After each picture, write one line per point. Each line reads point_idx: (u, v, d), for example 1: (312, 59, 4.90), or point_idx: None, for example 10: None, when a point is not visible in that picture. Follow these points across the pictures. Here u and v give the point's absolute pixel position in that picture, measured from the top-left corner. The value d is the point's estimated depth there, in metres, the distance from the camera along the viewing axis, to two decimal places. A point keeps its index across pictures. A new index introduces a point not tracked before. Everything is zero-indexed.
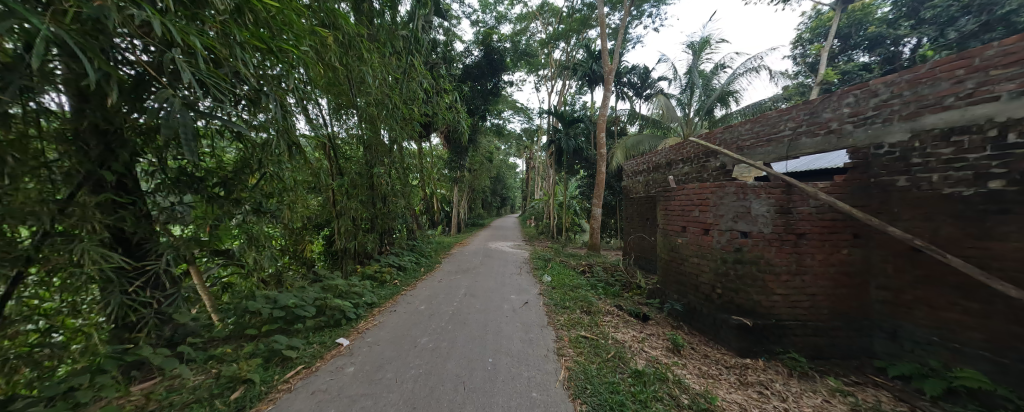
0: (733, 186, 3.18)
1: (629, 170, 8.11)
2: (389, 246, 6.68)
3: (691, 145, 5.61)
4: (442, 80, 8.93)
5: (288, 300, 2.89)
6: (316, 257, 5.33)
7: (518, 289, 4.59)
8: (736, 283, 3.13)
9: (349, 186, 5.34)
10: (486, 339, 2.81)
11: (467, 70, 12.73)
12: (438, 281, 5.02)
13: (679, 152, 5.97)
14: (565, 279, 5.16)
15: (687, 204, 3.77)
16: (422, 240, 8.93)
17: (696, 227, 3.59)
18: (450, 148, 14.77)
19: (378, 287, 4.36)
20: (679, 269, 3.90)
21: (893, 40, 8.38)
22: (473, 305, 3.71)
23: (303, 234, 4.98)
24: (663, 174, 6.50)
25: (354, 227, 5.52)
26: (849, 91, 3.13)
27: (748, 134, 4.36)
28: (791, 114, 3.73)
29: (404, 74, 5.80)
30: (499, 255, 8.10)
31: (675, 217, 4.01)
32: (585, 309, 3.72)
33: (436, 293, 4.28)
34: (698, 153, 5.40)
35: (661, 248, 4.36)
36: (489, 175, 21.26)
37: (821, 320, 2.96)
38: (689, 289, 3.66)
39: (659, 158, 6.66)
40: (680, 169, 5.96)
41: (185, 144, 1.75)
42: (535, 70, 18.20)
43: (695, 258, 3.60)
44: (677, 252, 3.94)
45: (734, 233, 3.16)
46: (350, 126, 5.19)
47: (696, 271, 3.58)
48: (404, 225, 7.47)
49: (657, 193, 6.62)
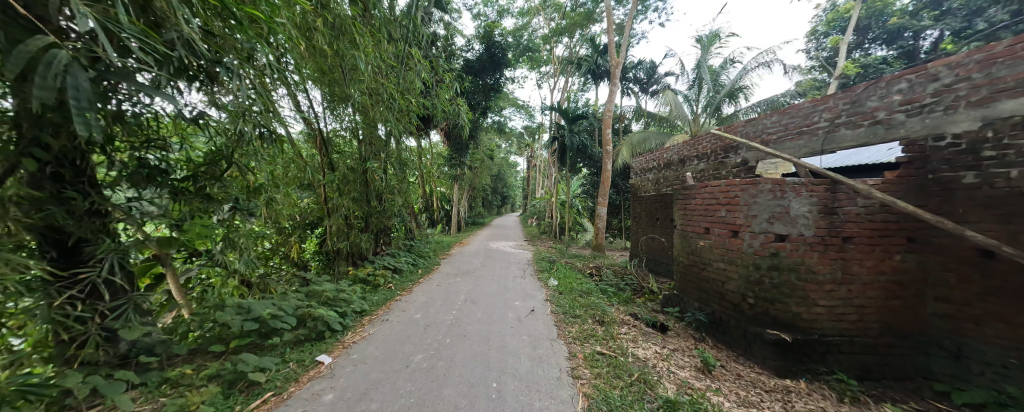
0: (768, 182, 2.81)
1: (637, 168, 7.76)
2: (385, 247, 6.34)
3: (708, 140, 5.26)
4: (442, 74, 8.58)
5: (264, 310, 2.53)
6: (307, 257, 4.99)
7: (523, 294, 4.24)
8: (772, 293, 2.77)
9: (341, 183, 4.99)
10: (489, 357, 2.45)
11: (469, 65, 12.39)
12: (437, 285, 4.68)
13: (694, 148, 5.62)
14: (573, 283, 4.81)
15: (711, 203, 3.40)
16: (421, 239, 8.58)
17: (722, 229, 3.23)
18: (450, 145, 14.40)
19: (371, 293, 4.01)
20: (700, 275, 3.54)
21: (914, 33, 8.00)
22: (474, 314, 3.35)
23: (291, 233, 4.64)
24: (675, 172, 6.14)
25: (348, 226, 5.18)
26: (902, 76, 2.76)
27: (774, 127, 4.01)
28: (829, 104, 3.36)
29: (401, 63, 5.44)
30: (501, 255, 7.76)
31: (697, 217, 3.65)
32: (598, 319, 3.37)
33: (433, 299, 3.93)
34: (716, 148, 5.05)
35: (679, 251, 4.00)
36: (490, 174, 20.91)
37: (870, 335, 2.61)
38: (712, 297, 3.32)
39: (671, 155, 6.31)
40: (694, 166, 5.61)
41: (92, 120, 1.32)
42: (538, 66, 17.83)
43: (721, 264, 3.24)
44: (698, 256, 3.59)
45: (768, 236, 2.80)
46: (343, 118, 4.84)
47: (722, 277, 3.22)
48: (401, 224, 7.13)
49: (669, 191, 6.27)
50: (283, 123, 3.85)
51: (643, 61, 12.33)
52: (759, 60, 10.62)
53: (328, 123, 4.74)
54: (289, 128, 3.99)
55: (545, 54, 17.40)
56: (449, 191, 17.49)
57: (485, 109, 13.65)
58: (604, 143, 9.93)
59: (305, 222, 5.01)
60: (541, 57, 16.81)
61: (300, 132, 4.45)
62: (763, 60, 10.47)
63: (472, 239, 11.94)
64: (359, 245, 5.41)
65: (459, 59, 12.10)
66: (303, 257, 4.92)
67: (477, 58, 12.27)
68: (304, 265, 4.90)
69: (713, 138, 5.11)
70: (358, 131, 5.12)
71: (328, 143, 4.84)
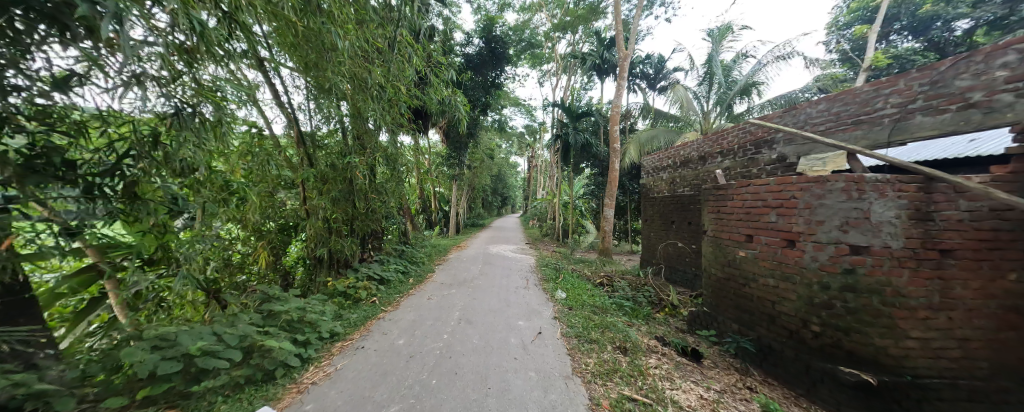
0: (840, 180, 2.22)
1: (648, 168, 7.19)
2: (373, 252, 5.78)
3: (734, 134, 4.68)
4: (439, 66, 8.02)
5: (194, 343, 1.94)
6: (284, 266, 4.44)
7: (527, 311, 3.65)
8: (846, 321, 2.17)
9: (321, 182, 4.44)
10: (487, 408, 1.86)
11: (469, 60, 11.89)
12: (428, 298, 4.11)
13: (717, 143, 5.04)
14: (583, 296, 4.25)
15: (756, 206, 2.82)
16: (415, 242, 8.01)
17: (773, 237, 2.65)
18: (449, 143, 13.90)
19: (350, 310, 3.43)
20: (740, 291, 2.95)
21: (947, 21, 7.43)
22: (469, 340, 2.76)
23: (265, 240, 4.09)
24: (693, 170, 5.58)
25: (328, 230, 4.63)
26: (1008, 45, 2.19)
27: (823, 117, 3.42)
28: (898, 86, 2.79)
29: (390, 49, 4.89)
30: (502, 261, 7.20)
31: (735, 222, 3.06)
32: (618, 345, 2.80)
33: (421, 317, 3.34)
34: (745, 143, 4.47)
35: (709, 262, 3.42)
36: (490, 174, 20.39)
37: (976, 376, 2.02)
38: (760, 320, 2.74)
39: (688, 152, 5.73)
40: (717, 163, 5.05)
41: None
42: (540, 64, 17.30)
43: (771, 281, 2.65)
44: (737, 269, 3.00)
45: (841, 247, 2.21)
46: (322, 107, 4.28)
47: (773, 297, 2.63)
48: (393, 227, 6.57)
49: (687, 192, 5.71)
50: (243, 119, 3.43)
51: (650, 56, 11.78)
52: (775, 53, 10.06)
53: (302, 115, 4.29)
54: (250, 124, 3.51)
55: (547, 50, 16.86)
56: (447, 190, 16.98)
57: (485, 107, 13.14)
58: (611, 140, 9.37)
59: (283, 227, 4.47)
60: (542, 54, 16.29)
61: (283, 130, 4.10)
62: (780, 54, 9.90)
63: (471, 242, 11.40)
64: (343, 251, 4.85)
65: (458, 53, 11.61)
66: (279, 266, 4.36)
67: (477, 52, 11.77)
68: (280, 276, 4.35)
69: (742, 131, 4.53)
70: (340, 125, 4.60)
71: (306, 137, 4.32)
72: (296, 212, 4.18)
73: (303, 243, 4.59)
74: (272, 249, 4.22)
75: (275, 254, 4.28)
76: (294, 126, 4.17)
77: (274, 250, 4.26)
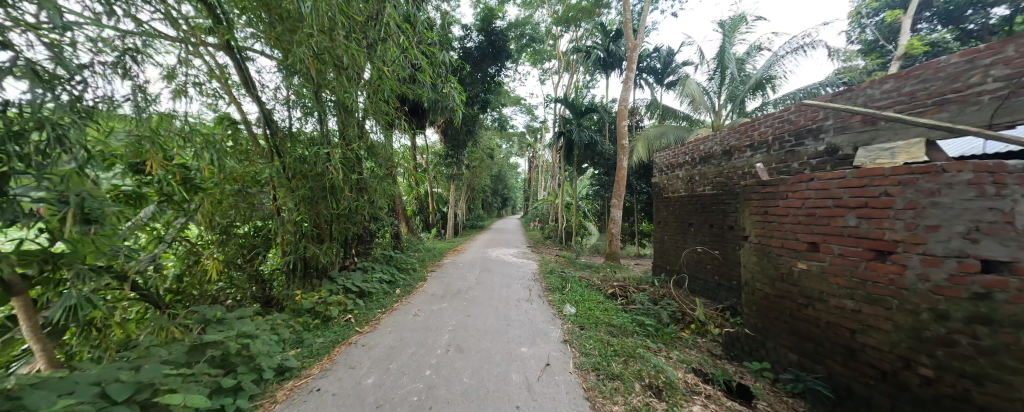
0: (969, 170, 1.60)
1: (659, 165, 6.58)
2: (359, 258, 5.19)
3: (768, 123, 4.08)
4: (434, 56, 7.43)
5: (51, 402, 1.35)
6: (256, 279, 3.90)
7: (531, 333, 3.07)
8: (979, 367, 1.54)
9: (297, 177, 3.80)
10: None
11: (467, 54, 11.31)
12: (415, 314, 3.50)
13: (745, 136, 4.46)
14: (596, 312, 3.66)
15: (825, 206, 2.22)
16: (408, 246, 7.40)
17: (852, 246, 2.05)
18: (447, 141, 13.35)
19: (315, 333, 2.82)
20: (800, 313, 2.35)
21: (985, 7, 6.79)
22: (459, 378, 2.16)
23: (225, 248, 3.52)
24: (715, 166, 4.99)
25: (302, 234, 4.05)
26: None
27: (893, 98, 2.82)
28: (1005, 54, 2.19)
29: (375, 29, 4.32)
30: (502, 266, 6.62)
31: (793, 226, 2.44)
32: (648, 383, 2.20)
33: (402, 342, 2.73)
34: (783, 134, 3.87)
35: (753, 275, 2.81)
36: (490, 174, 19.80)
37: None
38: (834, 354, 2.13)
39: (710, 146, 5.12)
40: (745, 158, 4.45)
41: None
42: (541, 60, 16.75)
43: (849, 303, 2.05)
44: (795, 286, 2.40)
45: (967, 263, 1.58)
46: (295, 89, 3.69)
47: (854, 325, 2.02)
48: (383, 229, 5.99)
49: (709, 191, 5.11)
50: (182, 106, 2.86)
51: (658, 49, 11.21)
52: (792, 45, 9.43)
53: (272, 105, 3.75)
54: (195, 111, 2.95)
55: (549, 45, 16.25)
56: (445, 190, 16.41)
57: (485, 103, 12.56)
58: (619, 136, 8.76)
59: (258, 236, 3.84)
60: (544, 50, 15.75)
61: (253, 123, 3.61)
62: (798, 45, 9.28)
63: (469, 245, 10.79)
64: (321, 259, 4.26)
65: (456, 46, 11.03)
66: (247, 277, 3.81)
67: (476, 46, 11.22)
68: (246, 288, 3.81)
69: (780, 120, 3.92)
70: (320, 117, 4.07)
71: (274, 128, 3.76)
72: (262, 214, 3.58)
73: (279, 253, 4.02)
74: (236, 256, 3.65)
75: (240, 262, 3.70)
76: (263, 115, 3.64)
77: (238, 257, 3.68)
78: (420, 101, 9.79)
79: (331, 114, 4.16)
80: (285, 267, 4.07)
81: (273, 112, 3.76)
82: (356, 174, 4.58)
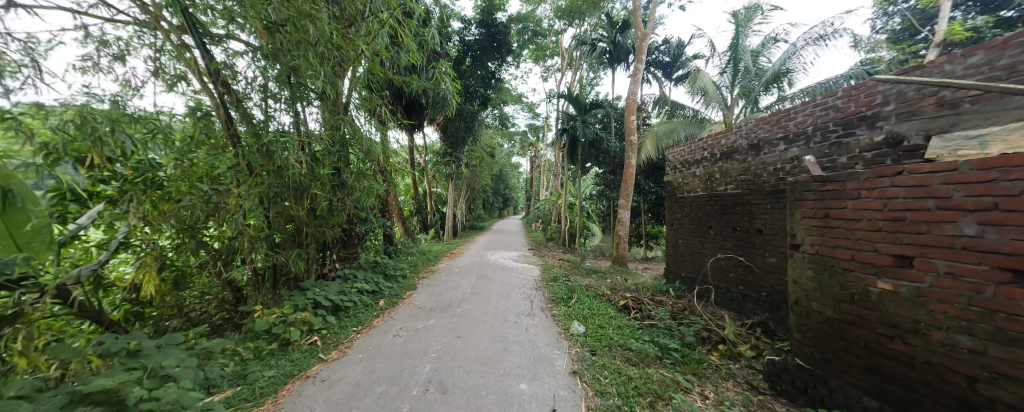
0: None
1: (672, 162, 6.04)
2: (341, 264, 4.67)
3: (807, 111, 3.53)
4: (428, 46, 6.92)
5: None
6: (223, 288, 3.47)
7: (533, 361, 2.53)
8: None
9: (269, 171, 3.22)
10: None
11: (466, 45, 10.69)
12: (397, 335, 2.98)
13: (777, 127, 3.91)
14: (609, 332, 3.13)
15: (926, 209, 1.66)
16: (400, 249, 6.88)
17: (970, 264, 1.50)
18: (446, 139, 12.88)
19: (264, 364, 2.29)
20: (882, 347, 1.82)
21: None
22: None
23: (184, 256, 3.09)
24: (740, 162, 4.45)
25: (272, 238, 3.54)
26: None
27: (983, 74, 2.27)
28: None
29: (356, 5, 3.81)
30: (502, 272, 6.10)
31: (872, 235, 1.89)
32: None
33: (372, 376, 2.21)
34: (828, 123, 3.32)
35: (810, 294, 2.26)
36: (491, 173, 19.25)
37: None
38: (939, 406, 1.59)
39: (732, 140, 4.58)
40: (777, 152, 3.91)
41: None
42: (544, 56, 16.27)
43: (964, 340, 1.51)
44: (873, 310, 1.86)
45: None
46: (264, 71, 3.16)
47: (976, 372, 1.47)
48: (372, 232, 5.49)
49: (733, 190, 4.58)
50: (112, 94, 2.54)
51: (667, 41, 10.66)
52: (811, 35, 8.85)
53: (247, 92, 3.19)
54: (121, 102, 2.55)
55: (552, 40, 15.70)
56: (444, 190, 15.86)
57: (484, 99, 12.00)
58: (626, 132, 8.20)
59: (223, 245, 3.24)
60: (547, 46, 15.25)
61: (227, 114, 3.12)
62: (818, 35, 8.72)
63: (468, 248, 10.24)
64: (293, 267, 3.75)
65: (455, 38, 10.44)
66: (211, 287, 3.39)
67: (475, 38, 10.64)
68: (212, 297, 3.43)
69: (824, 107, 3.37)
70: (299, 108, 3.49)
71: (247, 122, 3.21)
72: (215, 214, 3.02)
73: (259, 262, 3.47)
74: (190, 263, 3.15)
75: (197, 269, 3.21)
76: (237, 105, 3.13)
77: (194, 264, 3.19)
78: (415, 95, 9.24)
79: (315, 106, 3.61)
80: (251, 276, 3.55)
81: (248, 102, 3.20)
82: (339, 171, 4.06)
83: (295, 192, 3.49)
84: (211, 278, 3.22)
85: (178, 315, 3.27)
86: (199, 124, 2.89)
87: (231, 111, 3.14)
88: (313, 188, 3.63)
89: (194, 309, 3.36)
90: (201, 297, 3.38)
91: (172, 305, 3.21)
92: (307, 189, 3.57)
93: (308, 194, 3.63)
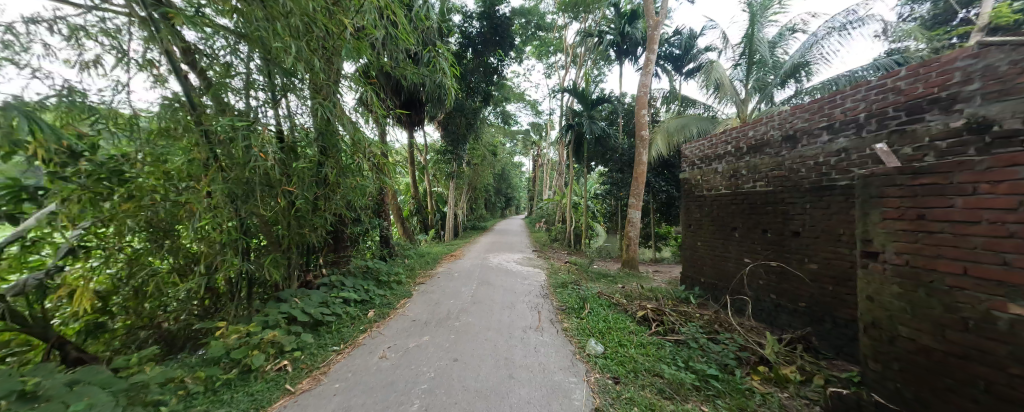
0: None
1: (688, 158, 5.57)
2: (328, 269, 4.22)
3: (858, 96, 3.07)
4: (426, 36, 6.50)
5: None
6: (194, 299, 3.02)
7: (545, 394, 2.07)
8: None
9: (228, 164, 2.68)
10: None
11: (466, 38, 10.22)
12: (384, 357, 2.53)
13: (819, 115, 3.44)
14: (631, 351, 2.69)
15: None
16: (397, 251, 6.46)
17: None
18: (446, 137, 12.49)
19: (213, 401, 1.86)
20: (1015, 393, 1.36)
21: None
22: None
23: (141, 268, 2.64)
24: (771, 156, 3.99)
25: (247, 241, 3.10)
26: None
27: None
28: None
29: None
30: (505, 277, 5.64)
31: (999, 243, 1.41)
32: None
33: None
34: (885, 109, 2.86)
35: (897, 316, 1.79)
36: (493, 172, 18.82)
37: None
38: None
39: (762, 131, 4.11)
40: (817, 144, 3.45)
41: None
42: (547, 52, 15.83)
43: None
44: (1000, 342, 1.40)
45: None
46: (246, 59, 2.79)
47: None
48: (364, 233, 5.06)
49: (763, 187, 4.13)
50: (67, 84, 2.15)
51: (678, 33, 10.16)
52: (833, 24, 8.33)
53: (230, 80, 2.79)
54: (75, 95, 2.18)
55: (556, 35, 15.24)
56: (445, 189, 15.46)
57: (486, 94, 11.56)
58: (637, 127, 7.74)
59: (189, 250, 2.83)
60: (550, 41, 14.82)
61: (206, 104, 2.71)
62: (840, 24, 8.19)
63: (469, 249, 9.82)
64: (269, 275, 3.30)
65: (455, 29, 9.99)
66: (182, 298, 2.96)
67: (476, 30, 10.16)
68: (183, 309, 3.01)
69: (881, 90, 2.90)
70: (279, 97, 3.07)
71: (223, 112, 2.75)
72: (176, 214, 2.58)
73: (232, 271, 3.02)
74: (155, 269, 2.72)
75: (166, 275, 2.80)
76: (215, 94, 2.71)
77: (161, 271, 2.76)
78: (414, 90, 8.83)
79: (307, 100, 3.24)
80: (224, 285, 3.12)
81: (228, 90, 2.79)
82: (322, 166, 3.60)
83: (271, 189, 3.03)
84: (180, 288, 2.79)
85: (150, 325, 2.87)
86: (166, 117, 2.49)
87: (209, 101, 2.72)
88: (291, 185, 3.18)
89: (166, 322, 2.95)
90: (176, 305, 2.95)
91: (142, 314, 2.80)
92: (282, 185, 3.11)
93: (285, 191, 3.17)
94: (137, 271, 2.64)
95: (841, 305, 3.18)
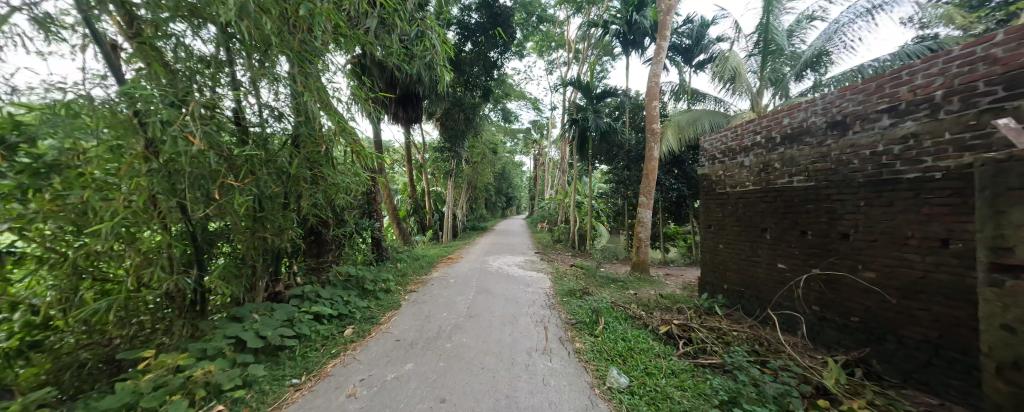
0: None
1: (707, 151, 5.02)
2: (302, 277, 3.68)
3: (935, 70, 2.53)
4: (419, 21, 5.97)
5: None
6: (149, 310, 2.42)
7: None
8: None
9: (170, 152, 2.03)
10: None
11: (466, 30, 9.61)
12: (354, 395, 1.99)
13: (875, 97, 2.92)
14: (661, 386, 2.16)
15: None
16: (387, 254, 5.94)
17: None
18: (444, 134, 11.98)
19: None
20: None
21: None
22: None
23: (77, 285, 1.99)
24: (814, 146, 3.44)
25: (196, 246, 2.56)
26: None
27: None
28: None
29: None
30: (506, 283, 5.11)
31: None
32: None
33: None
34: (973, 83, 2.32)
35: None
36: (493, 171, 18.31)
37: None
38: None
39: (801, 118, 3.57)
40: (875, 130, 2.92)
41: None
42: (549, 47, 15.29)
43: None
44: None
45: None
46: (194, 26, 2.23)
47: None
48: (348, 236, 4.54)
49: (803, 182, 3.57)
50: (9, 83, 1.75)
51: (688, 22, 9.62)
52: (857, 9, 7.72)
53: (164, 45, 2.17)
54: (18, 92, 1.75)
55: (558, 30, 14.73)
56: (444, 189, 14.96)
57: (486, 89, 11.02)
58: (647, 120, 7.19)
59: (126, 264, 2.12)
60: (553, 35, 14.30)
61: (136, 72, 2.10)
62: (864, 11, 7.64)
63: (467, 251, 9.30)
64: (225, 286, 2.74)
65: (453, 21, 9.42)
66: (138, 312, 2.34)
67: (476, 21, 9.48)
68: (144, 322, 2.40)
69: (966, 61, 2.37)
70: (230, 67, 2.48)
71: (173, 87, 2.14)
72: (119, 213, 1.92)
73: (181, 281, 2.41)
74: (98, 280, 2.10)
75: (116, 287, 2.18)
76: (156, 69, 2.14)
77: (120, 282, 2.16)
78: (409, 84, 8.31)
79: (277, 80, 2.69)
80: (179, 295, 2.54)
81: (176, 57, 2.22)
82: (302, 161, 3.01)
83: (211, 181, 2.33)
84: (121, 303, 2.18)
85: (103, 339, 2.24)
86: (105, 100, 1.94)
87: (144, 74, 2.10)
88: (240, 178, 2.50)
89: (127, 337, 2.33)
90: (139, 318, 2.35)
91: (98, 328, 2.19)
92: (222, 177, 2.38)
93: (229, 186, 2.45)
94: (65, 289, 1.96)
95: (909, 322, 2.65)
